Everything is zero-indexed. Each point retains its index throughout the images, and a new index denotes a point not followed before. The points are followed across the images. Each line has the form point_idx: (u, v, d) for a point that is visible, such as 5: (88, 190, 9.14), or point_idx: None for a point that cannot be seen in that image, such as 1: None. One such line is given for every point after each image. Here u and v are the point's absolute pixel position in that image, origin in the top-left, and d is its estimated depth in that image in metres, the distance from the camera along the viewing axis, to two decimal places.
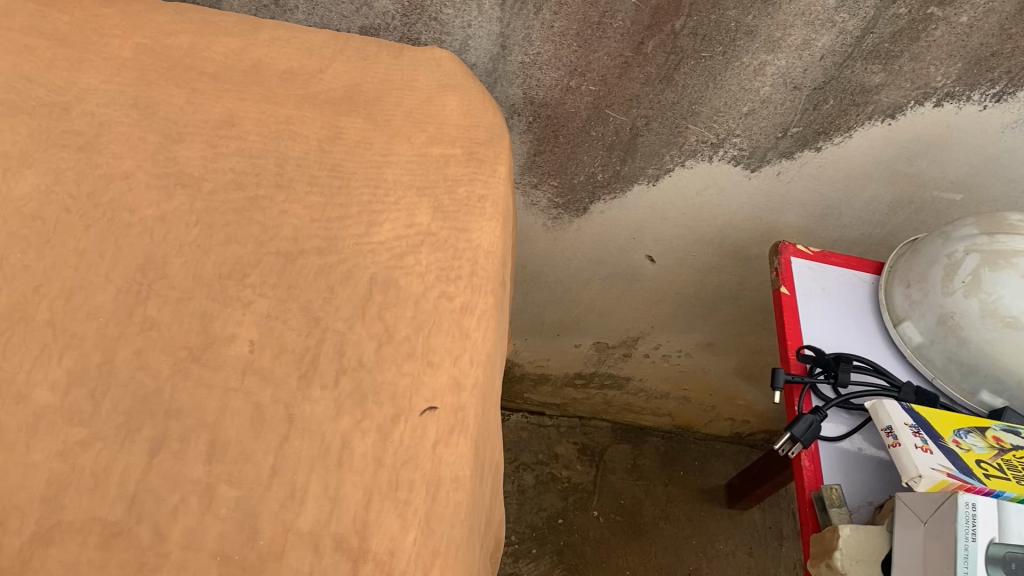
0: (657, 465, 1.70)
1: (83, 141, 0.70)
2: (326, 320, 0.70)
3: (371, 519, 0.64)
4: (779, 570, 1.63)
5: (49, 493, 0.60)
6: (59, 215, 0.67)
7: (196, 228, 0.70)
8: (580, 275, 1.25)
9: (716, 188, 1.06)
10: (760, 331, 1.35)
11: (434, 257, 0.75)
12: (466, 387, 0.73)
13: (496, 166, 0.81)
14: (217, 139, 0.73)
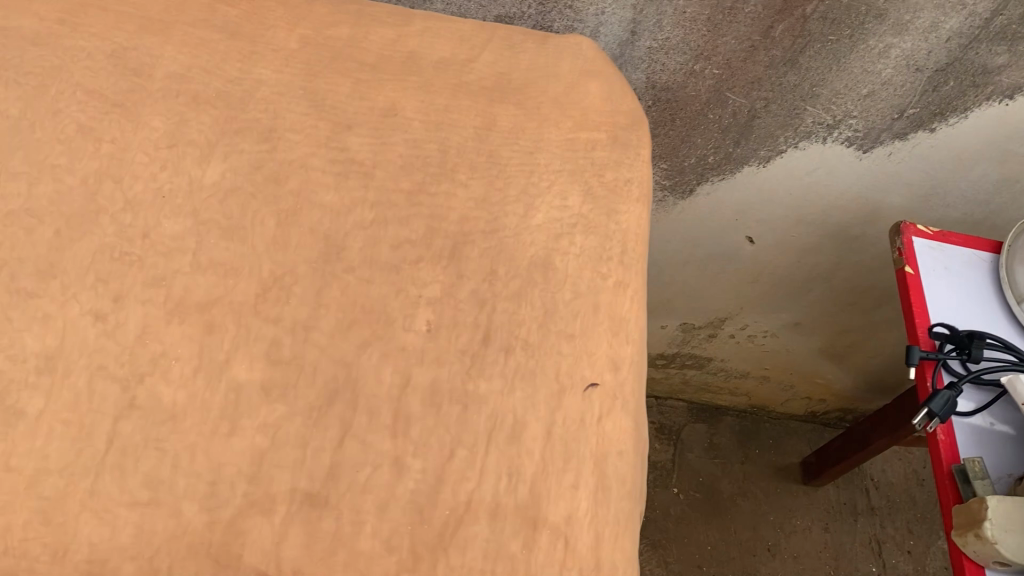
0: (734, 442, 1.71)
1: (262, 130, 0.73)
2: (495, 301, 0.73)
3: (545, 493, 0.68)
4: (855, 545, 1.64)
5: (255, 466, 0.64)
6: (246, 201, 0.70)
7: (371, 212, 0.73)
8: (678, 256, 1.27)
9: (825, 169, 1.08)
10: (850, 311, 1.36)
11: (587, 240, 0.77)
12: (624, 364, 0.74)
13: (639, 150, 0.81)
14: (384, 126, 0.76)
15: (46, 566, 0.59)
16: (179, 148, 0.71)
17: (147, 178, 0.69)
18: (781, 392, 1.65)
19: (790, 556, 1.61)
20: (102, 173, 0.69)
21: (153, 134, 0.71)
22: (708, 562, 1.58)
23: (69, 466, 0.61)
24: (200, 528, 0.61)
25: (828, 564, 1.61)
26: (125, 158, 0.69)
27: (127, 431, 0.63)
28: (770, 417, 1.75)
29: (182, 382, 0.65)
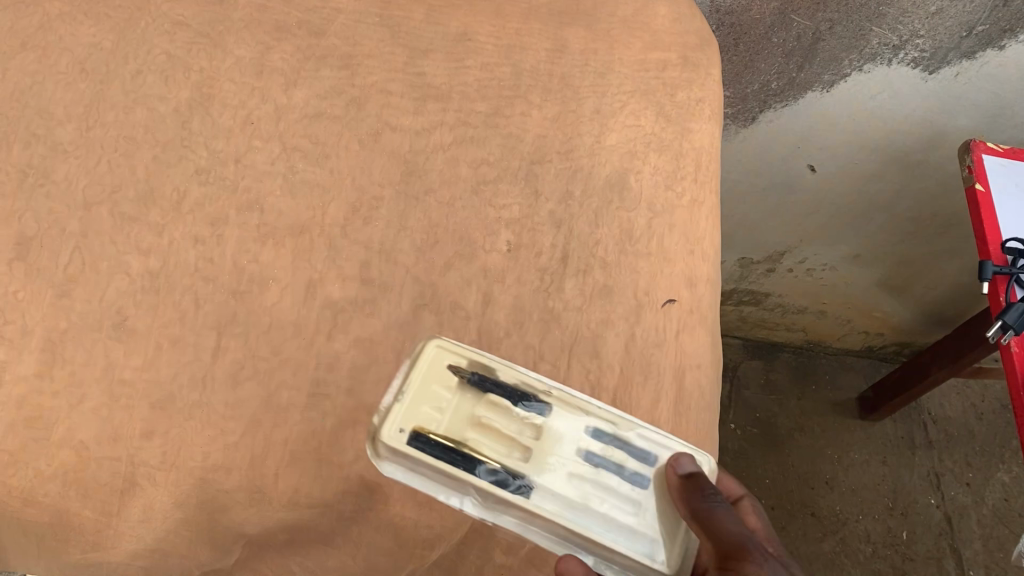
0: (790, 379, 1.59)
1: (342, 57, 0.76)
2: (572, 220, 0.74)
3: (627, 403, 0.68)
4: (915, 480, 1.47)
5: (350, 380, 0.65)
6: (330, 126, 0.73)
7: (450, 135, 0.75)
8: (737, 187, 1.26)
9: (890, 92, 1.05)
10: (910, 240, 1.30)
11: (661, 158, 0.78)
12: (701, 282, 0.75)
13: (709, 70, 0.83)
14: (458, 52, 0.79)
15: (163, 473, 0.62)
16: (264, 76, 0.74)
17: (235, 105, 0.73)
18: (840, 328, 1.57)
19: (849, 489, 1.45)
20: (192, 101, 0.72)
21: (239, 63, 0.74)
22: (767, 495, 1.44)
23: (178, 377, 0.64)
24: (301, 435, 0.64)
25: (886, 497, 1.45)
26: (213, 86, 0.73)
27: (230, 347, 0.65)
28: (827, 352, 1.63)
29: (279, 300, 0.67)
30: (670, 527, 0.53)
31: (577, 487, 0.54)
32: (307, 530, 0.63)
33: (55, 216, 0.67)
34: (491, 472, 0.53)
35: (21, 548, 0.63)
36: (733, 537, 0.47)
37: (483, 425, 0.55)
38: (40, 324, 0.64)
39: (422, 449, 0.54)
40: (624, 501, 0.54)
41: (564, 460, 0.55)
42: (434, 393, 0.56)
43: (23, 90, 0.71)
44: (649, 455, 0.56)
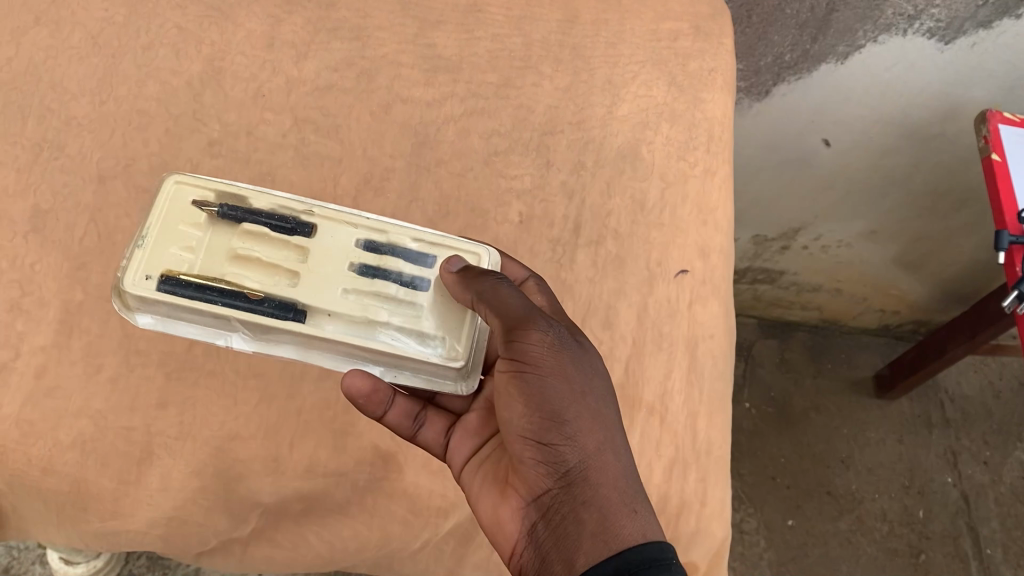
0: (805, 357, 1.57)
1: (353, 29, 0.76)
2: (584, 191, 0.74)
3: (640, 373, 0.69)
4: (932, 458, 1.46)
5: None
6: (341, 98, 0.73)
7: (461, 106, 0.75)
8: (751, 163, 1.25)
9: (905, 64, 1.04)
10: (928, 216, 1.29)
11: (673, 129, 0.78)
12: (714, 253, 0.75)
13: (722, 40, 0.82)
14: (469, 24, 0.79)
15: (179, 441, 0.63)
16: (275, 49, 0.74)
17: (247, 78, 0.73)
18: (855, 307, 1.55)
19: (865, 468, 1.45)
20: (204, 74, 0.72)
21: (250, 36, 0.74)
22: (783, 474, 1.43)
23: (194, 349, 0.65)
24: (317, 405, 0.66)
25: (902, 476, 1.44)
26: (225, 60, 0.73)
27: None
28: (843, 331, 1.62)
29: None
30: (456, 328, 0.57)
31: (353, 301, 0.57)
32: (324, 498, 0.65)
33: (70, 190, 0.67)
34: (260, 301, 0.55)
35: (39, 516, 0.64)
36: (521, 311, 0.49)
37: (237, 260, 0.56)
38: (56, 296, 0.64)
39: (177, 292, 0.54)
40: (391, 307, 0.57)
41: (334, 272, 0.57)
42: (182, 234, 0.56)
43: (36, 64, 0.71)
44: (423, 257, 0.59)
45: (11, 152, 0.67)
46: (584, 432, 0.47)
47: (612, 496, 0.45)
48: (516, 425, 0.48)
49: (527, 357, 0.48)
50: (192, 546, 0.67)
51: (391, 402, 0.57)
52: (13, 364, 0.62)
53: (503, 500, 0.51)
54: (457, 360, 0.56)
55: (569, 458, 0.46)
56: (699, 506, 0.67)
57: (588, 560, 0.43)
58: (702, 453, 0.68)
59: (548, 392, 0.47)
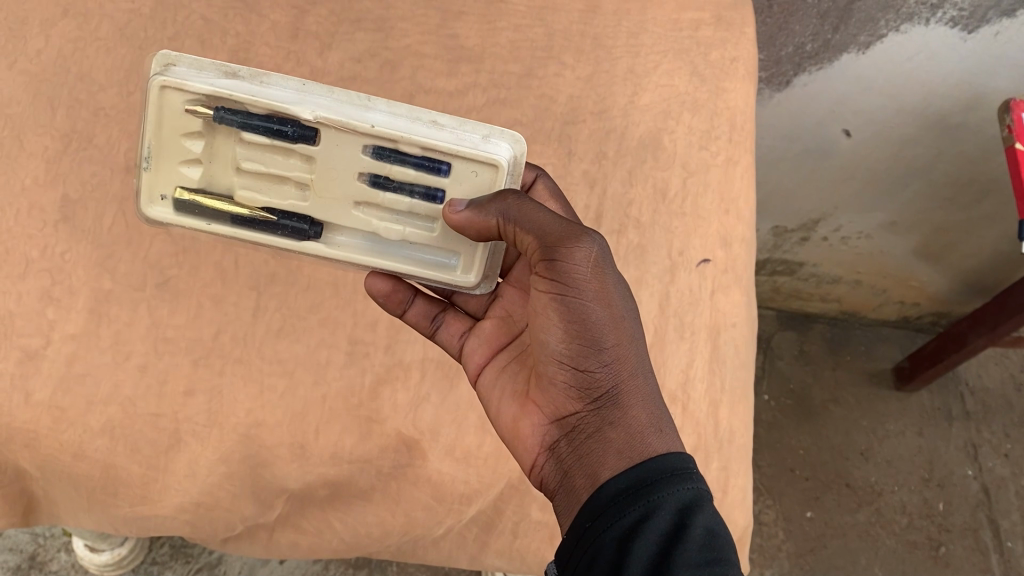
0: (824, 349, 1.57)
1: (376, 20, 0.76)
2: (606, 180, 0.75)
3: (662, 361, 0.70)
4: (952, 450, 1.46)
5: (389, 338, 0.69)
6: (364, 88, 0.74)
7: (483, 97, 0.75)
8: (771, 153, 1.25)
9: (928, 53, 1.03)
10: (949, 207, 1.28)
11: (695, 119, 0.78)
12: (735, 242, 0.75)
13: (744, 29, 0.82)
14: (492, 13, 0.78)
15: (207, 428, 0.64)
16: (299, 39, 0.74)
17: (272, 68, 0.73)
18: (875, 298, 1.55)
19: (884, 460, 1.44)
20: (230, 66, 0.72)
21: (274, 27, 0.74)
22: (802, 465, 1.43)
23: (221, 336, 0.66)
24: (342, 393, 0.66)
25: (922, 468, 1.43)
26: (250, 51, 0.73)
27: (270, 306, 0.68)
28: (862, 323, 1.61)
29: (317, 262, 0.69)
30: (468, 244, 0.57)
31: (365, 216, 0.56)
32: (348, 484, 0.66)
33: (98, 179, 0.68)
34: (274, 226, 0.55)
35: (71, 500, 0.65)
36: (564, 232, 0.47)
37: (245, 176, 0.55)
38: (85, 284, 0.65)
39: (195, 216, 0.55)
40: (403, 220, 0.57)
41: (343, 186, 0.55)
42: (182, 148, 0.54)
43: (65, 56, 0.70)
44: (434, 163, 0.54)
45: (40, 142, 0.68)
46: (620, 357, 0.48)
47: (641, 417, 0.47)
48: (551, 347, 0.49)
49: (570, 279, 0.47)
50: (218, 531, 0.68)
51: (411, 300, 0.61)
52: (44, 351, 0.63)
53: (526, 413, 0.53)
54: (466, 275, 0.58)
55: (604, 382, 0.48)
56: (720, 494, 0.68)
57: (613, 472, 0.45)
58: (724, 440, 0.69)
59: (588, 318, 0.47)
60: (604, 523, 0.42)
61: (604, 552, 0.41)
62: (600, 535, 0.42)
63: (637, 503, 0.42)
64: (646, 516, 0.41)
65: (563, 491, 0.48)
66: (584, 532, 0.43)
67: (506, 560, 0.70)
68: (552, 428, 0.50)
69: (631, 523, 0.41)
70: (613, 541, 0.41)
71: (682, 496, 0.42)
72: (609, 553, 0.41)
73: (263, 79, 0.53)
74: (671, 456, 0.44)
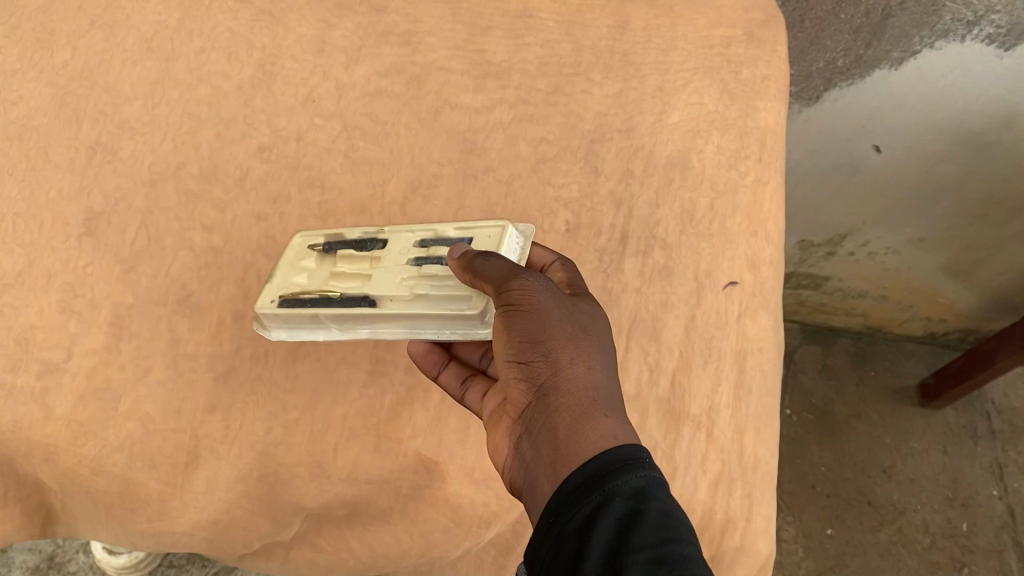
0: (848, 364, 1.56)
1: (402, 34, 0.76)
2: (633, 199, 0.73)
3: (687, 386, 0.68)
4: (977, 470, 1.43)
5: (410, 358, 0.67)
6: (389, 103, 0.73)
7: (509, 114, 0.74)
8: (799, 167, 1.24)
9: (962, 70, 1.00)
10: (980, 224, 1.25)
11: (725, 138, 0.76)
12: (764, 265, 0.73)
13: (776, 46, 0.80)
14: (519, 30, 0.78)
15: (226, 445, 0.63)
16: (325, 53, 0.74)
17: (297, 83, 0.73)
18: (901, 314, 1.53)
19: (907, 478, 1.42)
20: (256, 80, 0.72)
21: (300, 40, 0.74)
22: (823, 482, 1.42)
23: (240, 352, 0.65)
24: (361, 412, 0.65)
25: (946, 488, 1.41)
26: (276, 65, 0.73)
27: None
28: (887, 338, 1.59)
29: None
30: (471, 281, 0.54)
31: (407, 285, 0.57)
32: (366, 504, 0.65)
33: (121, 193, 0.67)
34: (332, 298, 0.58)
35: (89, 514, 0.65)
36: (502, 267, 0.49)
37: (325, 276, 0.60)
38: (107, 298, 0.65)
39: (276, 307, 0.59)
40: (436, 279, 0.56)
41: (398, 269, 0.58)
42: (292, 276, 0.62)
43: (92, 67, 0.71)
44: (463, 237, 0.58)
45: (67, 154, 0.68)
46: (563, 348, 0.45)
47: (588, 403, 0.43)
48: (501, 358, 0.48)
49: (506, 296, 0.47)
50: (236, 548, 0.67)
51: (444, 364, 0.60)
52: (65, 365, 0.63)
53: (502, 433, 0.50)
54: (473, 304, 0.53)
55: (547, 375, 0.45)
56: (744, 522, 0.66)
57: (567, 468, 0.41)
58: (748, 470, 0.67)
59: (523, 320, 0.46)
60: (557, 520, 0.39)
61: (559, 546, 0.37)
62: (556, 530, 0.38)
63: (587, 494, 0.38)
64: (598, 507, 0.38)
65: (533, 500, 0.44)
66: (544, 532, 0.39)
67: None
68: (517, 439, 0.47)
69: (582, 515, 0.38)
70: (567, 535, 0.38)
71: (635, 480, 0.38)
72: (563, 547, 0.37)
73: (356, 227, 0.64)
74: (620, 446, 0.40)
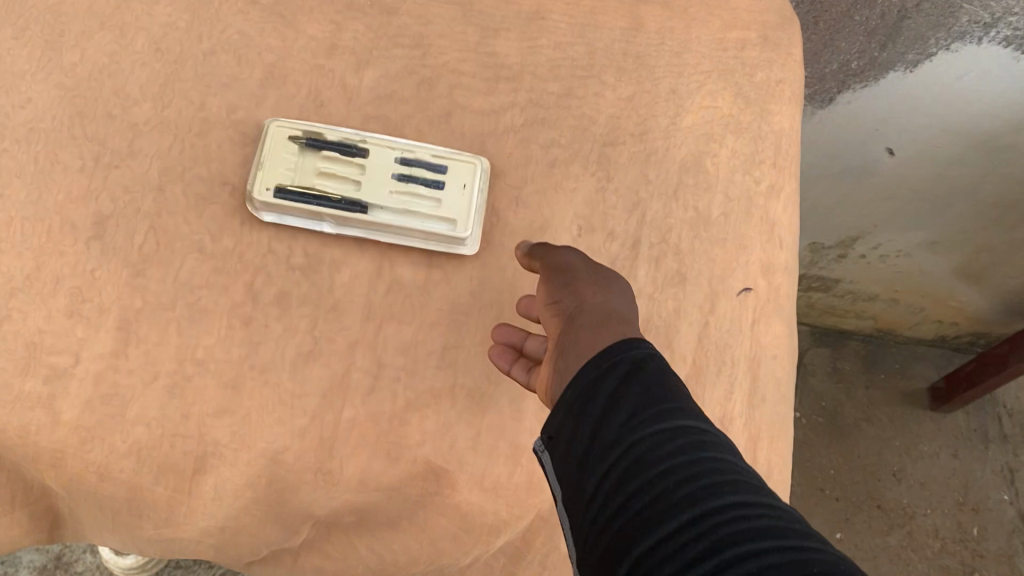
0: (858, 367, 1.54)
1: (413, 36, 0.74)
2: (647, 204, 0.73)
3: (699, 394, 0.69)
4: (987, 474, 1.44)
5: (419, 363, 0.66)
6: (401, 107, 0.72)
7: (522, 117, 0.74)
8: (811, 169, 1.22)
9: (978, 72, 0.99)
10: (993, 228, 1.24)
11: (739, 142, 0.76)
12: (778, 271, 0.73)
13: (791, 49, 0.79)
14: (532, 31, 0.76)
15: (234, 451, 0.63)
16: (335, 56, 0.73)
17: (307, 84, 0.72)
18: (912, 317, 1.51)
19: (918, 483, 1.43)
20: (265, 82, 0.71)
21: (310, 43, 0.73)
22: (832, 485, 1.41)
23: (250, 358, 0.64)
24: (372, 418, 0.65)
25: (956, 492, 1.42)
26: (285, 66, 0.72)
27: (301, 328, 0.66)
28: (896, 341, 1.58)
29: (350, 283, 0.68)
30: (463, 210, 0.68)
31: (397, 199, 0.67)
32: (376, 511, 0.65)
33: (128, 194, 0.66)
34: (337, 202, 0.66)
35: (95, 520, 0.65)
36: (554, 255, 0.60)
37: (321, 172, 0.67)
38: (114, 302, 0.64)
39: (285, 200, 0.65)
40: (428, 199, 0.68)
41: (385, 182, 0.68)
42: (281, 156, 0.67)
43: (100, 69, 0.69)
44: (440, 166, 0.69)
45: (71, 158, 0.66)
46: (584, 293, 0.54)
47: (601, 316, 0.51)
48: (544, 313, 0.57)
49: (553, 262, 0.59)
50: (244, 554, 0.68)
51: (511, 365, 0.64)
52: (73, 370, 0.62)
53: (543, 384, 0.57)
54: (463, 227, 0.67)
55: (570, 304, 0.54)
56: None
57: (580, 356, 0.48)
58: (761, 478, 0.68)
59: (559, 279, 0.57)
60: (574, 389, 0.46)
61: (575, 403, 0.45)
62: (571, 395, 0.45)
63: (597, 362, 0.45)
64: (601, 370, 0.45)
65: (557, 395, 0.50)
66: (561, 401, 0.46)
67: None
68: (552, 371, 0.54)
69: (590, 377, 0.45)
70: (577, 404, 0.45)
71: (636, 352, 0.45)
72: (578, 403, 0.44)
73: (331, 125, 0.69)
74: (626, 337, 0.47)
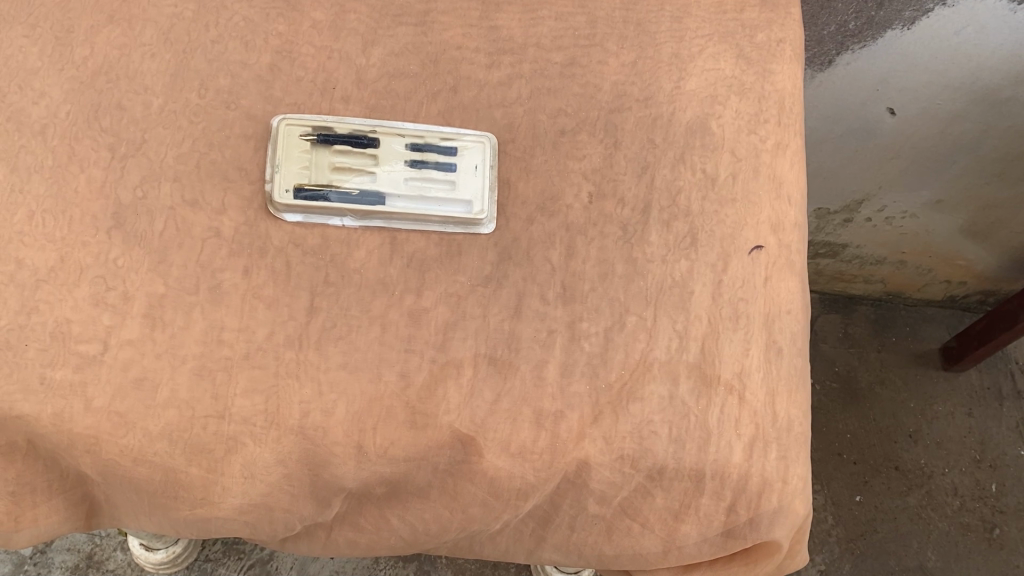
0: (869, 330, 1.56)
1: (417, 15, 0.75)
2: (655, 167, 0.74)
3: (717, 351, 0.70)
4: (1003, 430, 1.49)
5: (439, 335, 0.67)
6: (409, 84, 0.73)
7: (527, 88, 0.75)
8: (814, 134, 1.22)
9: (976, 26, 1.00)
10: (997, 184, 1.27)
11: (742, 102, 0.77)
12: (786, 227, 0.75)
13: (789, 9, 0.81)
14: (534, 3, 0.77)
15: (265, 429, 0.64)
16: (341, 39, 0.73)
17: (316, 67, 0.72)
18: (921, 277, 1.53)
19: (934, 442, 1.46)
20: (274, 66, 0.72)
21: (315, 26, 0.74)
22: (849, 449, 1.44)
23: (273, 337, 0.65)
24: (397, 390, 0.66)
25: (973, 449, 1.46)
26: (292, 50, 0.72)
27: (323, 306, 0.67)
28: (906, 304, 1.60)
29: (367, 259, 0.69)
30: (478, 190, 0.71)
31: (413, 185, 0.70)
32: (406, 481, 0.68)
33: (146, 183, 0.67)
34: (357, 197, 0.69)
35: (132, 503, 0.67)
36: None
37: (337, 168, 0.70)
38: (140, 289, 0.65)
39: (307, 201, 0.68)
40: (442, 183, 0.71)
41: (398, 169, 0.70)
42: (296, 155, 0.69)
43: (111, 62, 0.70)
44: (448, 149, 0.71)
45: (88, 148, 0.67)
46: None
47: None
48: None
49: None
50: (278, 531, 0.71)
51: None
52: (103, 357, 0.63)
53: None
54: (479, 208, 0.70)
55: None
56: (781, 485, 0.69)
57: None
58: (782, 430, 0.70)
59: None
60: None
61: None
62: None
63: None
64: None
65: None
66: None
67: (563, 553, 0.74)
68: None
69: None
70: None
71: None
72: None
73: (339, 116, 0.71)
74: None
